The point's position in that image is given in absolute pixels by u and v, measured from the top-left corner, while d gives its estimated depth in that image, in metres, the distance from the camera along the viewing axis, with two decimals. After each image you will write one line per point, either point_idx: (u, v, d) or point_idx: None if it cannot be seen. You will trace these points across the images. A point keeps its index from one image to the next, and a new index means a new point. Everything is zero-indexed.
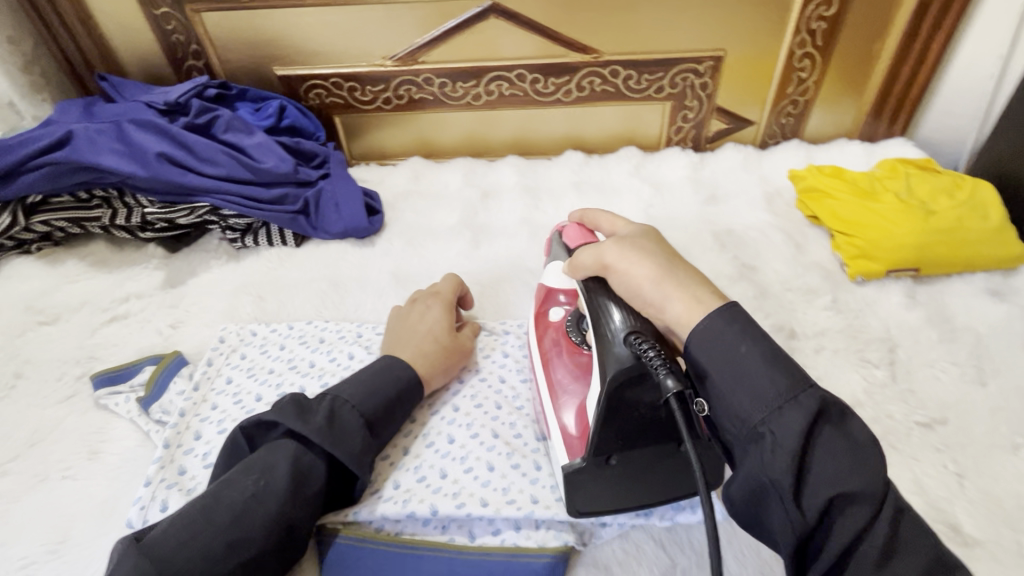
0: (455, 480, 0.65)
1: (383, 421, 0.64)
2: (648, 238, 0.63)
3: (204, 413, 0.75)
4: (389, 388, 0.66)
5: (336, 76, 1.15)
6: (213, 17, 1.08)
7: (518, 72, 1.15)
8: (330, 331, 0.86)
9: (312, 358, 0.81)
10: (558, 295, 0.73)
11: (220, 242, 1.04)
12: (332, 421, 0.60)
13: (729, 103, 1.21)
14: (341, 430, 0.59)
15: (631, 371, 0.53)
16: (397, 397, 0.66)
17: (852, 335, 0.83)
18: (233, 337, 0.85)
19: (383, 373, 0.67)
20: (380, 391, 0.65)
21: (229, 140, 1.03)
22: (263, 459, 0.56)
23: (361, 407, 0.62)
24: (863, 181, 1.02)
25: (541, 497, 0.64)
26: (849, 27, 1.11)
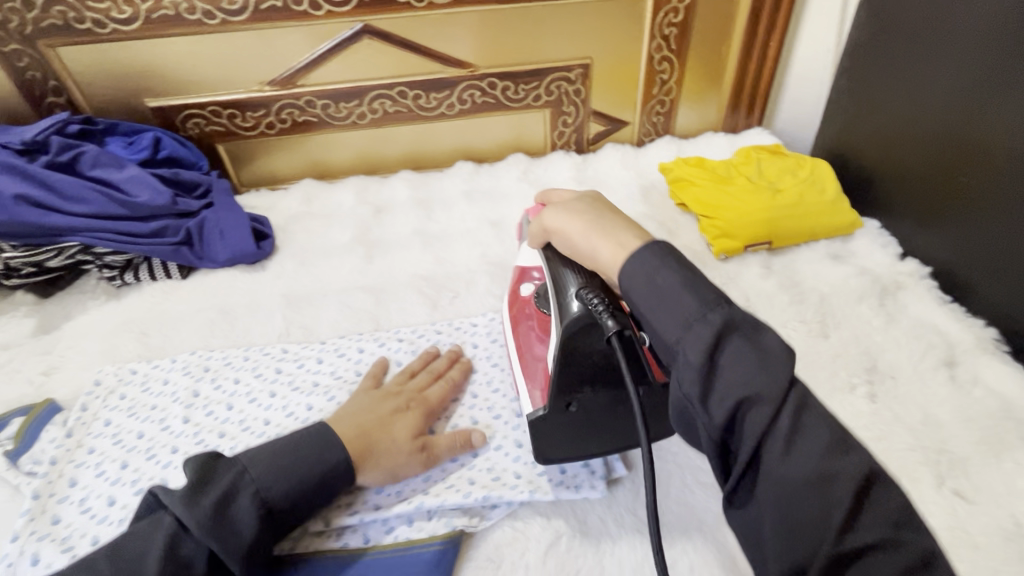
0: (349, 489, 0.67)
1: (293, 508, 0.57)
2: (586, 196, 0.65)
3: (80, 458, 0.73)
4: (309, 469, 0.58)
5: (213, 103, 1.14)
6: (71, 51, 1.04)
7: (399, 89, 1.18)
8: (215, 359, 0.86)
9: (196, 388, 0.82)
10: (531, 273, 0.77)
11: (98, 282, 1.00)
12: (221, 505, 0.53)
13: (603, 107, 1.29)
14: (228, 526, 0.52)
15: (581, 320, 0.58)
16: (313, 481, 0.58)
17: None
18: (110, 379, 0.83)
19: (307, 448, 0.60)
20: (295, 471, 0.58)
21: (98, 175, 0.99)
22: (131, 547, 0.50)
23: (263, 492, 0.55)
24: (721, 168, 1.13)
25: (431, 489, 0.66)
26: (697, 32, 1.22)
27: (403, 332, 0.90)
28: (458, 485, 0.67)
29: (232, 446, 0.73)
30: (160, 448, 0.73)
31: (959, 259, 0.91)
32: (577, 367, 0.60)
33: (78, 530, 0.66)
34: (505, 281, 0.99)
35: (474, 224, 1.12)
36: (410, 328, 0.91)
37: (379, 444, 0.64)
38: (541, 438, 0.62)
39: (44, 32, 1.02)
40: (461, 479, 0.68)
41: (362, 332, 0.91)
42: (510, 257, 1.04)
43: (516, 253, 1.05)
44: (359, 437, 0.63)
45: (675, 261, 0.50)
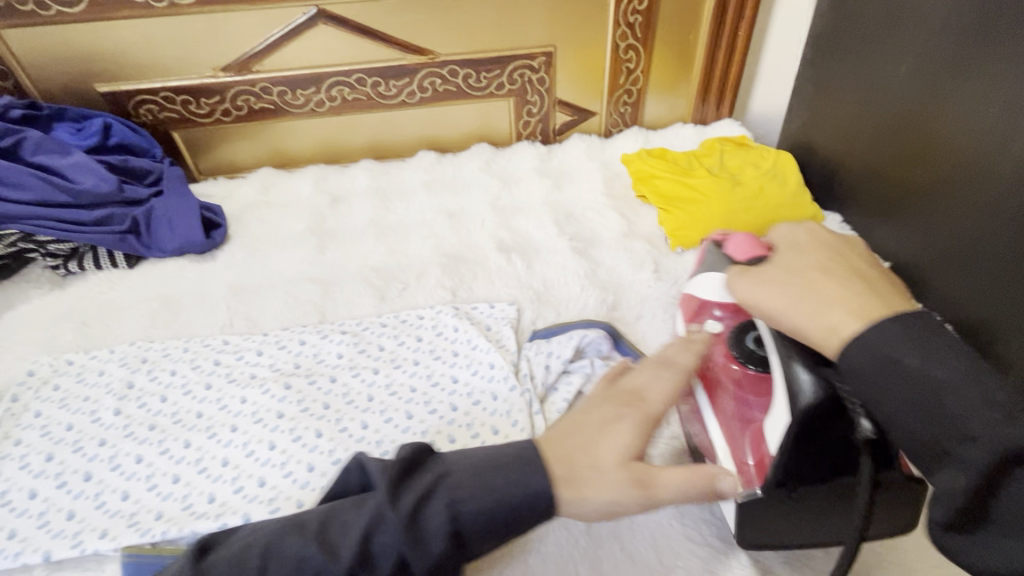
0: (275, 485, 0.66)
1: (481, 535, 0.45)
2: (815, 243, 0.54)
3: (5, 450, 0.72)
4: (508, 502, 0.45)
5: (166, 89, 1.11)
6: (15, 34, 1.02)
7: (357, 77, 1.16)
8: (154, 350, 0.85)
9: (131, 379, 0.80)
10: (711, 309, 0.70)
11: (43, 271, 0.99)
12: (380, 517, 0.44)
13: (569, 96, 1.27)
14: (381, 542, 0.43)
15: (823, 404, 0.47)
16: (513, 513, 0.45)
17: (668, 300, 0.90)
18: (44, 369, 0.82)
19: (505, 459, 0.48)
20: (494, 478, 0.46)
21: (41, 161, 0.97)
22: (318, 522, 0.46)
23: (455, 502, 0.45)
24: (683, 159, 1.11)
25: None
26: (663, 20, 1.20)
27: (349, 324, 0.89)
28: None
29: (161, 441, 0.72)
30: (87, 441, 0.72)
31: (916, 255, 0.89)
32: (807, 458, 0.50)
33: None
34: (456, 272, 0.97)
35: (431, 216, 1.10)
36: (356, 320, 0.89)
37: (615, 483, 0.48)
38: (748, 521, 0.53)
39: None
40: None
41: (307, 325, 0.89)
42: (464, 248, 1.02)
43: (470, 244, 1.03)
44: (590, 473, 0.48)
45: (920, 330, 0.41)
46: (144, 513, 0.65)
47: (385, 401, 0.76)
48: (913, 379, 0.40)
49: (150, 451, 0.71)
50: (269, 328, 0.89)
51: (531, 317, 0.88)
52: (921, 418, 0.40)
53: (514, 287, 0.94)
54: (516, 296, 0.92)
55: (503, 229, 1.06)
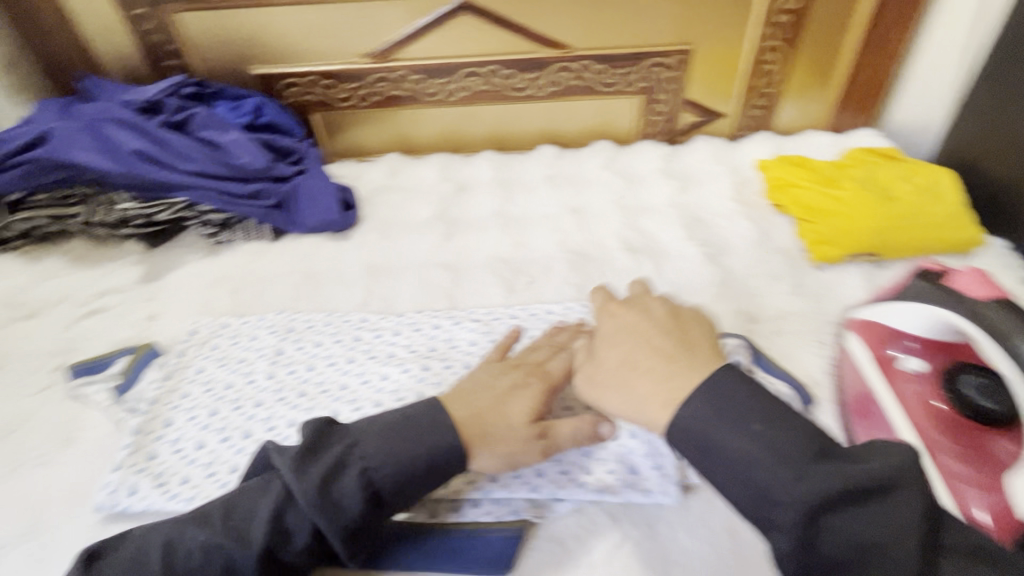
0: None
1: (398, 494, 0.53)
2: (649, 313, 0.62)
3: (175, 401, 0.78)
4: (425, 454, 0.54)
5: (313, 73, 1.17)
6: (190, 17, 1.10)
7: (491, 68, 1.17)
8: (299, 321, 0.90)
9: (281, 347, 0.85)
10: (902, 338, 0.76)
11: (198, 238, 1.06)
12: (328, 483, 0.50)
13: (700, 97, 1.23)
14: (336, 506, 0.50)
15: None
16: (425, 469, 0.54)
17: (812, 317, 0.85)
18: (205, 330, 0.89)
19: (415, 423, 0.56)
20: (405, 448, 0.54)
21: (205, 137, 1.05)
22: (241, 503, 0.52)
23: (371, 471, 0.52)
24: (827, 168, 1.05)
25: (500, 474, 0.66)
26: (814, 20, 1.13)
27: (480, 312, 0.90)
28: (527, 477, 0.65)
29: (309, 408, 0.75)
30: (245, 400, 0.76)
31: None
32: None
33: (168, 469, 0.70)
34: (583, 270, 0.96)
35: (554, 210, 1.10)
36: (486, 309, 0.90)
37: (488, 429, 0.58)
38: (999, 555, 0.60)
39: None
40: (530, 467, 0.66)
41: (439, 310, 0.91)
42: (590, 246, 1.01)
43: (596, 243, 1.02)
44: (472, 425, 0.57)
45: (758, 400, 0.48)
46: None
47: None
48: (736, 461, 0.46)
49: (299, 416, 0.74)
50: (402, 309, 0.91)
51: None
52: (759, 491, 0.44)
53: None
54: None
55: (629, 229, 1.04)
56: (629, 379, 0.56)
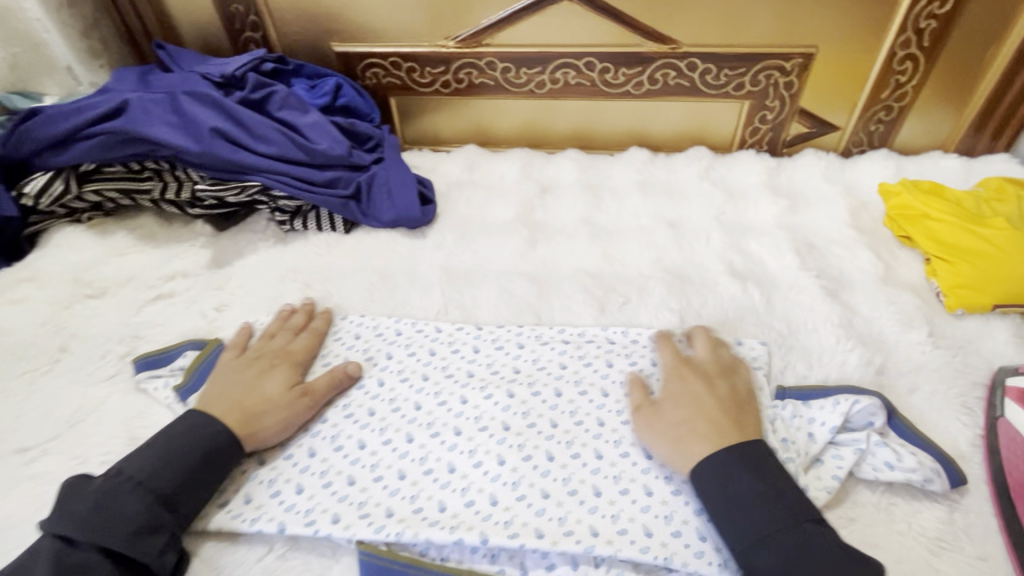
0: (508, 507, 0.62)
1: (182, 490, 0.60)
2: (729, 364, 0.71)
3: None
4: (180, 451, 0.62)
5: (396, 55, 1.10)
6: None
7: (587, 61, 1.08)
8: (367, 327, 0.83)
9: (348, 355, 0.79)
10: None
11: (268, 223, 1.01)
12: (101, 501, 0.56)
13: (814, 106, 1.11)
14: (115, 515, 0.55)
15: None
16: (183, 468, 0.61)
17: (953, 375, 0.75)
18: (265, 328, 0.82)
19: (179, 437, 0.63)
20: (179, 454, 0.61)
21: (284, 117, 0.98)
22: (51, 535, 0.54)
23: (144, 481, 0.58)
24: (968, 202, 0.92)
25: (600, 527, 0.60)
26: (962, 28, 0.99)
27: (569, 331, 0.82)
28: (631, 534, 0.59)
29: (386, 430, 0.70)
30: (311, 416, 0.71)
31: None
32: None
33: (235, 485, 0.66)
34: (683, 293, 0.87)
35: (647, 222, 1.01)
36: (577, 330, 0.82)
37: (266, 410, 0.68)
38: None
39: None
40: (635, 524, 0.60)
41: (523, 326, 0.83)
42: (688, 267, 0.92)
43: (695, 264, 0.93)
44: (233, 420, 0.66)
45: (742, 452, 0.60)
46: (374, 506, 0.63)
47: (620, 432, 0.68)
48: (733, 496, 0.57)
49: (375, 439, 0.69)
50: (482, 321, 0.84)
51: (779, 366, 0.76)
52: (740, 509, 0.56)
53: (752, 323, 0.83)
54: (757, 333, 0.81)
55: (731, 251, 0.94)
56: (685, 436, 0.62)
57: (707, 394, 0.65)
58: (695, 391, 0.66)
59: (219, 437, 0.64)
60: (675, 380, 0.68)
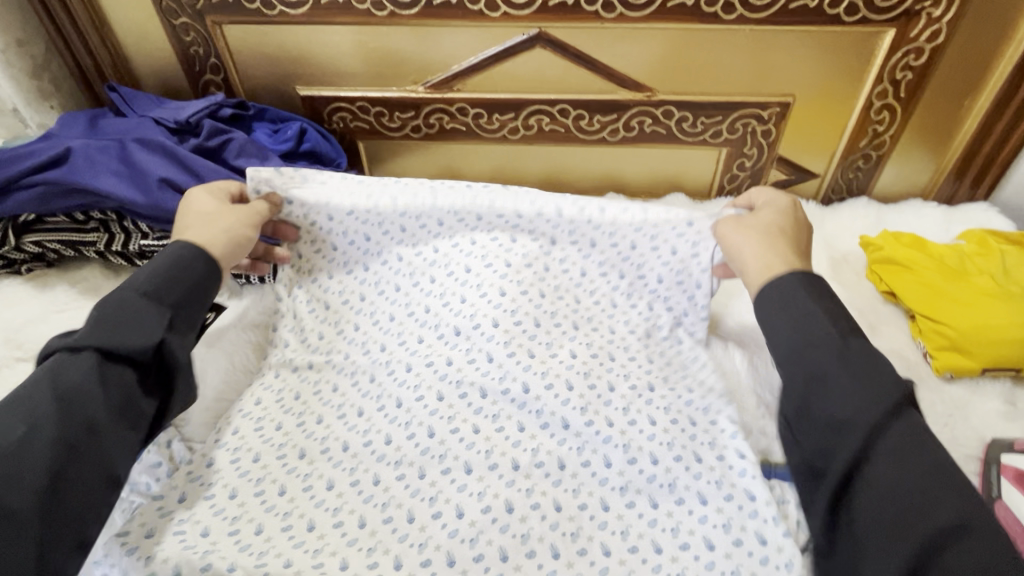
0: (481, 476, 0.62)
1: (176, 298, 0.59)
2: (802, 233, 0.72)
3: (263, 381, 0.78)
4: (160, 270, 0.60)
5: (363, 99, 1.06)
6: (235, 29, 0.99)
7: (561, 107, 1.05)
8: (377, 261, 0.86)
9: (360, 292, 0.85)
10: None
11: None
12: (98, 319, 0.54)
13: (792, 154, 1.09)
14: (121, 320, 0.54)
15: None
16: (181, 282, 0.60)
17: (944, 449, 0.71)
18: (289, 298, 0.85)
19: (163, 262, 0.61)
20: (171, 280, 0.60)
21: (241, 165, 0.93)
22: (54, 378, 0.50)
23: (143, 289, 0.57)
24: (950, 257, 0.89)
25: (519, 459, 0.63)
26: (938, 80, 0.98)
27: (547, 277, 0.81)
28: (548, 466, 0.62)
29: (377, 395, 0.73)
30: (335, 352, 0.80)
31: None
32: None
33: (195, 515, 0.61)
34: None
35: None
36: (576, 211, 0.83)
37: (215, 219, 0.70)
38: None
39: (213, 8, 0.96)
40: (552, 456, 0.63)
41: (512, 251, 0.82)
42: None
43: None
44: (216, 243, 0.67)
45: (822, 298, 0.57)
46: (333, 441, 0.69)
47: (548, 362, 0.70)
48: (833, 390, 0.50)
49: (367, 405, 0.72)
50: (472, 261, 0.82)
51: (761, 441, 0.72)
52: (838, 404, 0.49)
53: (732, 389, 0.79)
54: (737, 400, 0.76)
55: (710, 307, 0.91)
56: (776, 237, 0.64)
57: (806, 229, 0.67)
58: (798, 217, 0.68)
59: (191, 258, 0.63)
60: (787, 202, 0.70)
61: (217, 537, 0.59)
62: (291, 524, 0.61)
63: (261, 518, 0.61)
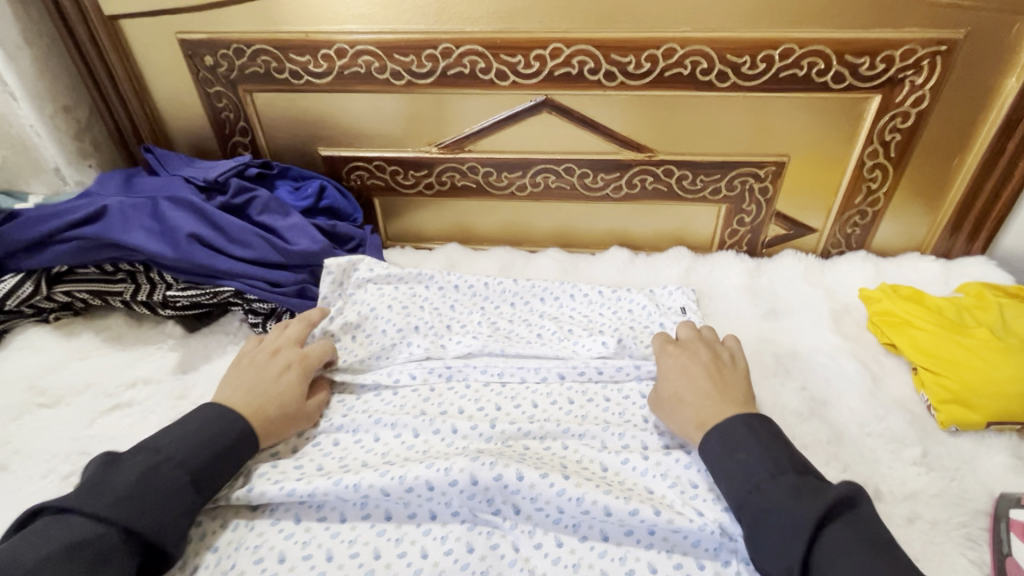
0: (489, 521, 0.68)
1: (210, 473, 0.66)
2: (699, 354, 0.78)
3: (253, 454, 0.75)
4: (207, 423, 0.69)
5: (380, 159, 1.12)
6: (264, 96, 1.07)
7: (567, 166, 1.10)
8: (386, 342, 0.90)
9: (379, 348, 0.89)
10: None
11: (241, 325, 0.99)
12: (135, 480, 0.61)
13: (789, 210, 1.13)
14: (150, 493, 0.60)
15: None
16: (223, 447, 0.68)
17: (952, 503, 0.70)
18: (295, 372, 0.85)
19: (210, 425, 0.69)
20: (206, 445, 0.67)
21: (264, 221, 0.99)
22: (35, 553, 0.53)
23: (182, 461, 0.64)
24: (949, 310, 0.91)
25: (522, 542, 0.67)
26: (925, 141, 1.03)
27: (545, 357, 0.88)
28: (545, 546, 0.66)
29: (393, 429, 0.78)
30: (328, 431, 0.79)
31: None
32: None
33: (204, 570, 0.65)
34: None
35: None
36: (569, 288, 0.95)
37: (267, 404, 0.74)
38: None
39: (245, 78, 1.05)
40: (547, 536, 0.67)
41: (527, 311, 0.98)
42: None
43: None
44: (256, 409, 0.73)
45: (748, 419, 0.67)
46: (331, 510, 0.70)
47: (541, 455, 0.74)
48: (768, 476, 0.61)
49: (382, 439, 0.77)
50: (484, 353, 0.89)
51: None
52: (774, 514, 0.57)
53: None
54: None
55: None
56: (680, 405, 0.73)
57: (698, 365, 0.76)
58: (705, 366, 0.75)
59: (231, 419, 0.70)
60: (674, 351, 0.79)
61: None
62: None
63: None
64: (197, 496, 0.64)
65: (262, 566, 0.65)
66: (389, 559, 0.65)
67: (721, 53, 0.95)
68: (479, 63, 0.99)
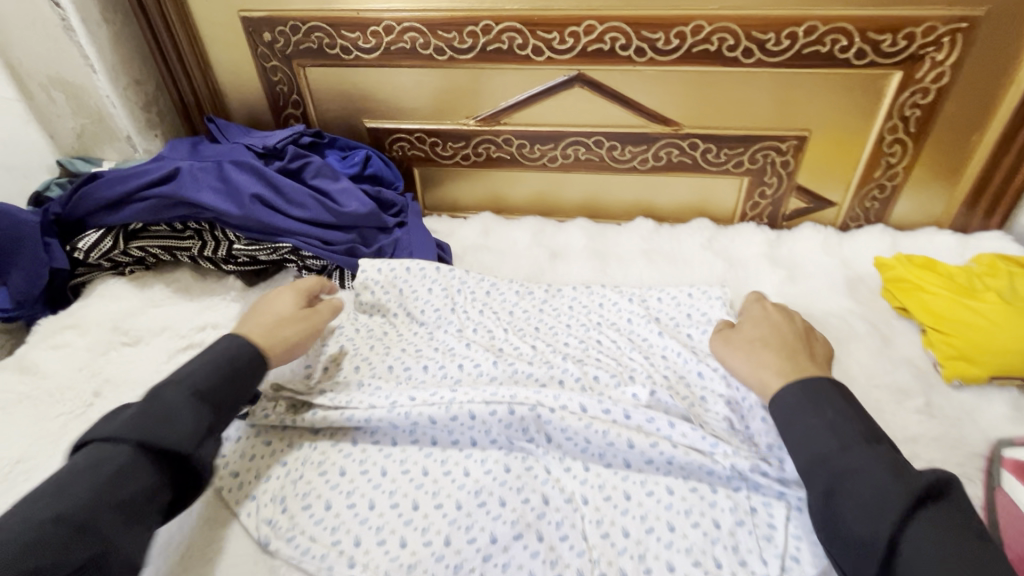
0: (523, 446, 0.76)
1: (219, 392, 0.66)
2: (792, 323, 0.81)
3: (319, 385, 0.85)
4: (216, 354, 0.70)
5: (422, 131, 1.20)
6: (316, 71, 1.15)
7: (596, 139, 1.17)
8: (429, 298, 0.97)
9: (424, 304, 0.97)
10: None
11: (294, 279, 1.09)
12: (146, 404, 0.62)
13: (810, 184, 1.18)
14: (164, 409, 0.61)
15: None
16: (231, 371, 0.69)
17: (949, 445, 0.76)
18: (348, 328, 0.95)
19: (218, 354, 0.70)
20: (214, 369, 0.68)
21: (317, 185, 1.08)
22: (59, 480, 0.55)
23: (188, 383, 0.65)
24: (960, 276, 0.95)
25: (553, 465, 0.75)
26: (945, 117, 1.07)
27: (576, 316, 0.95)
28: (574, 469, 0.74)
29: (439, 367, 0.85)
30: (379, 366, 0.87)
31: None
32: None
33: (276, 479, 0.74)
34: None
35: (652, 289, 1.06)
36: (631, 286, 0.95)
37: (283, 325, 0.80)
38: None
39: (300, 53, 1.13)
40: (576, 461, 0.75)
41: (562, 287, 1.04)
42: None
43: None
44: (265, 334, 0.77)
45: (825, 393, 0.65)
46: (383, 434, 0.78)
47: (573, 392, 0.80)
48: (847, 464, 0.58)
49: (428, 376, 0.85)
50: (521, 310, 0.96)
51: None
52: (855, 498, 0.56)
53: None
54: None
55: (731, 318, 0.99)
56: (758, 349, 0.76)
57: (783, 321, 0.81)
58: (789, 328, 0.79)
59: (234, 352, 0.71)
60: (757, 308, 0.85)
61: (294, 512, 0.71)
62: (354, 502, 0.72)
63: (313, 530, 0.69)
64: (213, 413, 0.64)
65: (326, 478, 0.74)
66: (436, 476, 0.74)
67: (747, 30, 1.00)
68: (517, 39, 1.06)
